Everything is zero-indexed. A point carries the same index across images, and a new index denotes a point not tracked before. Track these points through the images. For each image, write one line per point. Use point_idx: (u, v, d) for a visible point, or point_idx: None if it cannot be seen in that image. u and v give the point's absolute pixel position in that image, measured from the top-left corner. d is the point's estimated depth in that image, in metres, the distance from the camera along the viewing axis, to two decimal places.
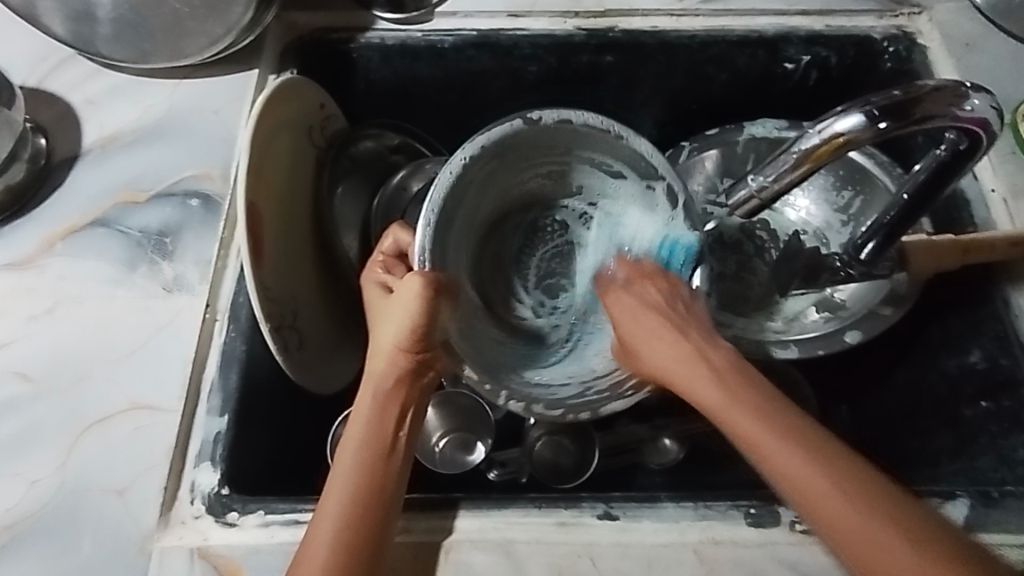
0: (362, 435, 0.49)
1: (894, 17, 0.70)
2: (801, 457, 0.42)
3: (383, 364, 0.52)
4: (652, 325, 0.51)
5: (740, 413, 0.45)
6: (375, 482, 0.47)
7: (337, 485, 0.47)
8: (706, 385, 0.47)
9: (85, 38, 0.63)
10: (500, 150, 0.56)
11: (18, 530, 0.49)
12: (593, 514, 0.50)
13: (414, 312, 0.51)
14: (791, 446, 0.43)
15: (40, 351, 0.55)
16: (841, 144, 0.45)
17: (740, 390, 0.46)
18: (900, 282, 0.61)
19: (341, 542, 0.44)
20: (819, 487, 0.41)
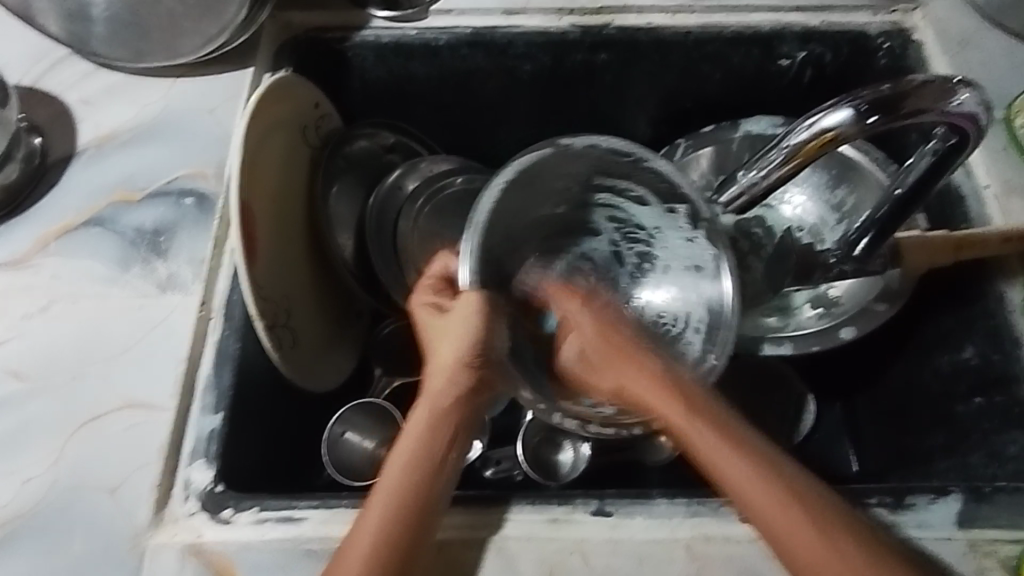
0: (408, 451, 0.49)
1: (889, 13, 0.70)
2: (750, 477, 0.46)
3: (443, 381, 0.53)
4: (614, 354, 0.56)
5: (697, 435, 0.49)
6: (421, 494, 0.47)
7: (378, 496, 0.47)
8: (692, 422, 0.50)
9: (80, 38, 0.63)
10: (528, 177, 0.58)
11: (12, 527, 0.49)
12: (586, 511, 0.50)
13: (478, 331, 0.54)
14: (744, 464, 0.47)
15: (35, 349, 0.55)
16: (830, 139, 0.45)
17: (709, 414, 0.50)
18: (891, 278, 0.61)
19: (375, 551, 0.44)
20: (763, 502, 0.45)
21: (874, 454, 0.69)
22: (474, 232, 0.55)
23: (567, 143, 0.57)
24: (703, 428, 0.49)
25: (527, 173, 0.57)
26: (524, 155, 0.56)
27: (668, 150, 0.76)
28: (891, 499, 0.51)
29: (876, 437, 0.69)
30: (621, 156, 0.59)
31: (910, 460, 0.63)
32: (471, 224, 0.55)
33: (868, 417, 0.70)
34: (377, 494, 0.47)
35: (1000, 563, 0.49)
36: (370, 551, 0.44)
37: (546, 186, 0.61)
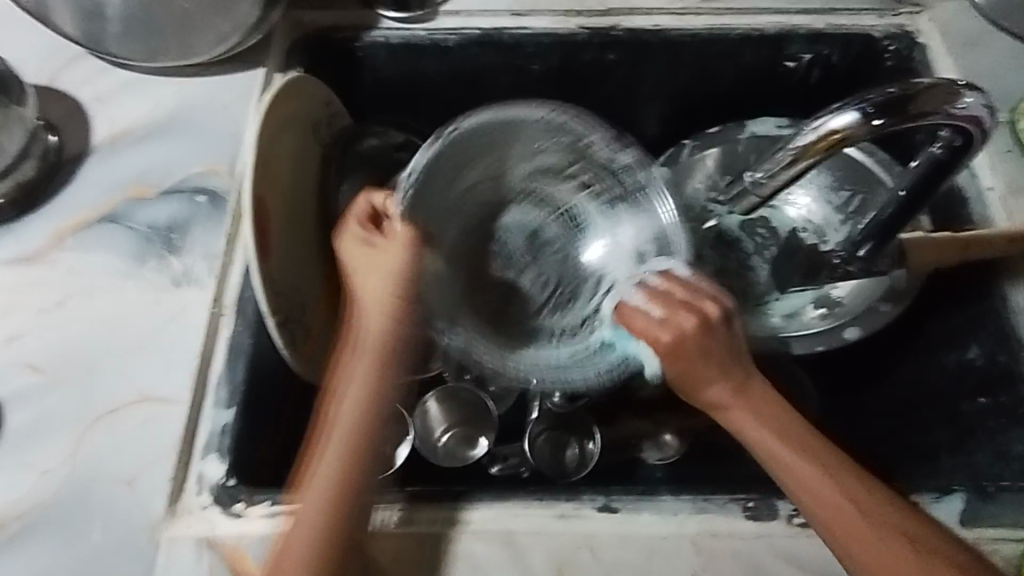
0: (359, 387, 0.50)
1: (895, 16, 0.70)
2: (812, 469, 0.47)
3: (378, 315, 0.52)
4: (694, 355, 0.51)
5: (763, 426, 0.49)
6: (371, 427, 0.49)
7: (332, 445, 0.48)
8: (748, 419, 0.49)
9: (95, 37, 0.64)
10: (461, 147, 0.62)
11: (29, 518, 0.50)
12: (592, 506, 0.51)
13: (404, 268, 0.53)
14: (796, 450, 0.48)
15: (51, 344, 0.56)
16: (838, 140, 0.45)
17: (754, 401, 0.50)
18: (897, 279, 0.62)
19: (331, 507, 0.46)
20: (824, 501, 0.46)
21: None
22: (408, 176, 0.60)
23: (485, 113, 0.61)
24: (750, 415, 0.49)
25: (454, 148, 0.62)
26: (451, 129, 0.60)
27: (672, 151, 0.77)
28: None
29: None
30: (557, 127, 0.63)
31: None
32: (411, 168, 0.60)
33: None
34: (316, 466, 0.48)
35: (1004, 561, 0.50)
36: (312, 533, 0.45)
37: (476, 159, 0.65)
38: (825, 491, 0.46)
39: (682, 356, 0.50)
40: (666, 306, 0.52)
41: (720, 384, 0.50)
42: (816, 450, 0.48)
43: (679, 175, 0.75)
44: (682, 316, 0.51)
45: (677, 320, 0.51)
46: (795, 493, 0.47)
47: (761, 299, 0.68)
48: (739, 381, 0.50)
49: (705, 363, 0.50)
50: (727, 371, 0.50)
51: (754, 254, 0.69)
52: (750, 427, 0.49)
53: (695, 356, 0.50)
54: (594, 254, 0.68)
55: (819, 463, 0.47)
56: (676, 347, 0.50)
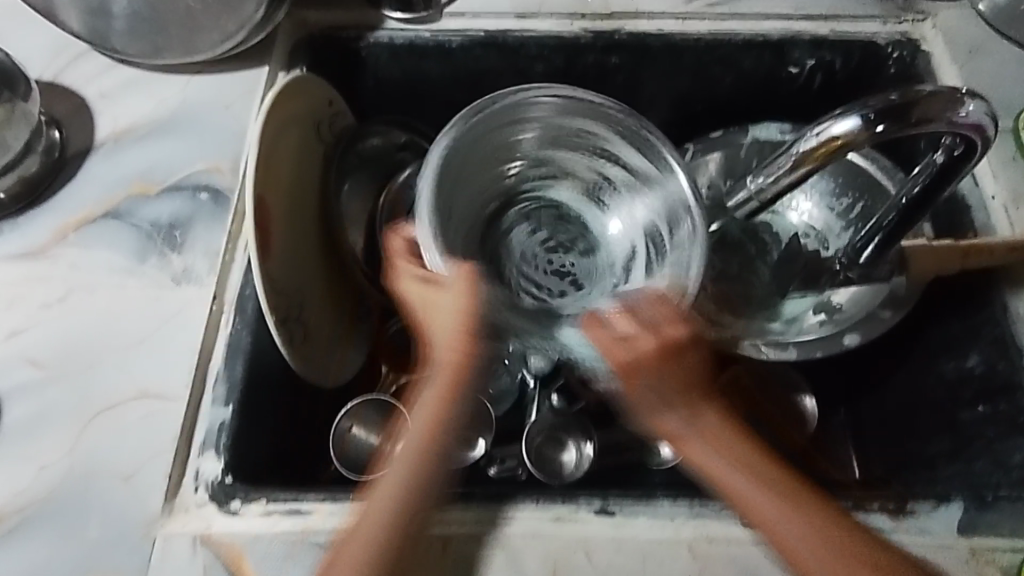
0: (425, 426, 0.52)
1: (899, 22, 0.70)
2: (755, 477, 0.49)
3: (446, 344, 0.53)
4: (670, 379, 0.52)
5: (697, 444, 0.51)
6: (429, 459, 0.51)
7: (387, 483, 0.49)
8: (691, 428, 0.51)
9: (100, 34, 0.64)
10: (470, 140, 0.61)
11: (27, 513, 0.50)
12: (589, 510, 0.51)
13: (471, 305, 0.53)
14: (745, 465, 0.50)
15: (52, 339, 0.56)
16: (838, 146, 0.45)
17: (714, 432, 0.51)
18: (899, 285, 0.61)
19: (385, 542, 0.47)
20: (766, 502, 0.48)
21: (876, 461, 0.70)
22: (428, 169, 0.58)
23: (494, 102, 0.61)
24: (702, 440, 0.51)
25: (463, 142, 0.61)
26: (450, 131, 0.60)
27: (674, 154, 0.77)
28: (893, 504, 0.51)
29: (880, 443, 0.69)
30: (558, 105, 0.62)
31: (913, 466, 0.64)
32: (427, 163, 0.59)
33: (872, 424, 0.71)
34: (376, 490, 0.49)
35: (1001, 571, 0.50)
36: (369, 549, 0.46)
37: (496, 142, 0.64)
38: (767, 508, 0.48)
39: (646, 357, 0.51)
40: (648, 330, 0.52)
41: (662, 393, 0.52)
42: (778, 479, 0.49)
43: None
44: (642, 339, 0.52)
45: (638, 337, 0.52)
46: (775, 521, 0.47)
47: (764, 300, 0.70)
48: (678, 391, 0.52)
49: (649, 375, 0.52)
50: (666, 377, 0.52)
51: (758, 258, 0.72)
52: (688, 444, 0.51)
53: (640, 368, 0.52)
54: (614, 227, 0.69)
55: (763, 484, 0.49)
56: (656, 357, 0.51)
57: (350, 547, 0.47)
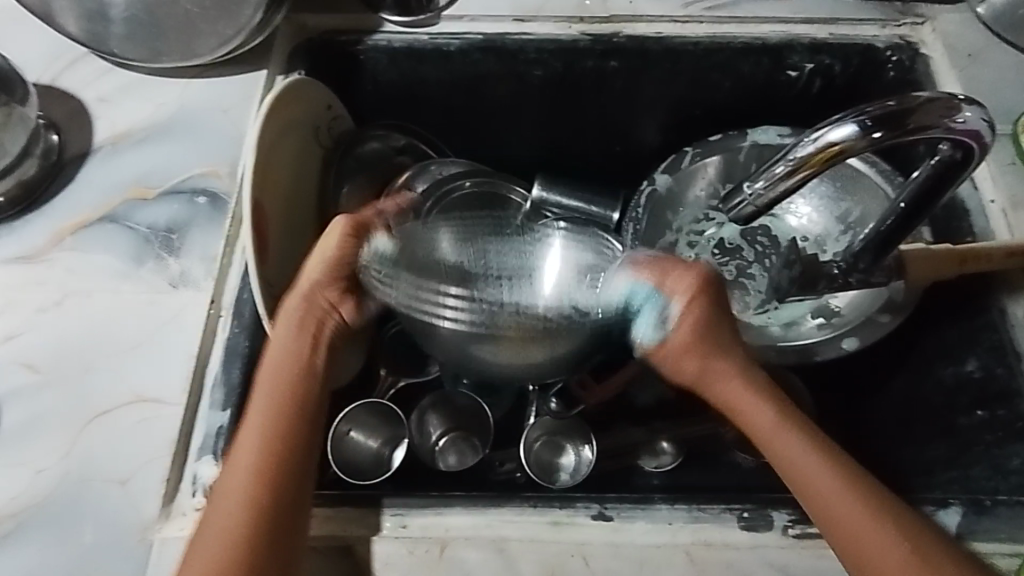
0: (277, 375, 0.51)
1: (897, 27, 0.70)
2: (828, 469, 0.47)
3: (301, 303, 0.53)
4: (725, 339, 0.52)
5: (784, 437, 0.49)
6: (293, 405, 0.50)
7: (251, 429, 0.48)
8: (766, 418, 0.50)
9: (98, 37, 0.64)
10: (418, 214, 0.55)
11: (23, 517, 0.50)
12: (587, 514, 0.51)
13: (341, 257, 0.54)
14: (816, 456, 0.48)
15: (48, 343, 0.56)
16: (836, 153, 0.44)
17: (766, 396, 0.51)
18: (896, 290, 0.62)
19: (257, 479, 0.46)
20: (846, 508, 0.46)
21: None
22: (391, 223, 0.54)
23: None
24: (765, 404, 0.51)
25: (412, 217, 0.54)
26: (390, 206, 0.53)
27: (672, 158, 0.77)
28: None
29: None
30: None
31: None
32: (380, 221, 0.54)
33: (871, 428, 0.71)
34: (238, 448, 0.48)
35: None
36: (236, 525, 0.44)
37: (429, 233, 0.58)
38: (825, 484, 0.47)
39: (689, 343, 0.52)
40: (688, 296, 0.52)
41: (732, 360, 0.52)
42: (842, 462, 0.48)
43: (680, 183, 0.77)
44: (682, 286, 0.53)
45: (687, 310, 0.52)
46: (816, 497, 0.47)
47: (760, 306, 0.69)
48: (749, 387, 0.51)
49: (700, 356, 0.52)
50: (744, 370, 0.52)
51: (753, 262, 0.72)
52: (767, 437, 0.50)
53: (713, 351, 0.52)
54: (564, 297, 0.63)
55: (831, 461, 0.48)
56: (704, 323, 0.52)
57: (212, 528, 0.45)
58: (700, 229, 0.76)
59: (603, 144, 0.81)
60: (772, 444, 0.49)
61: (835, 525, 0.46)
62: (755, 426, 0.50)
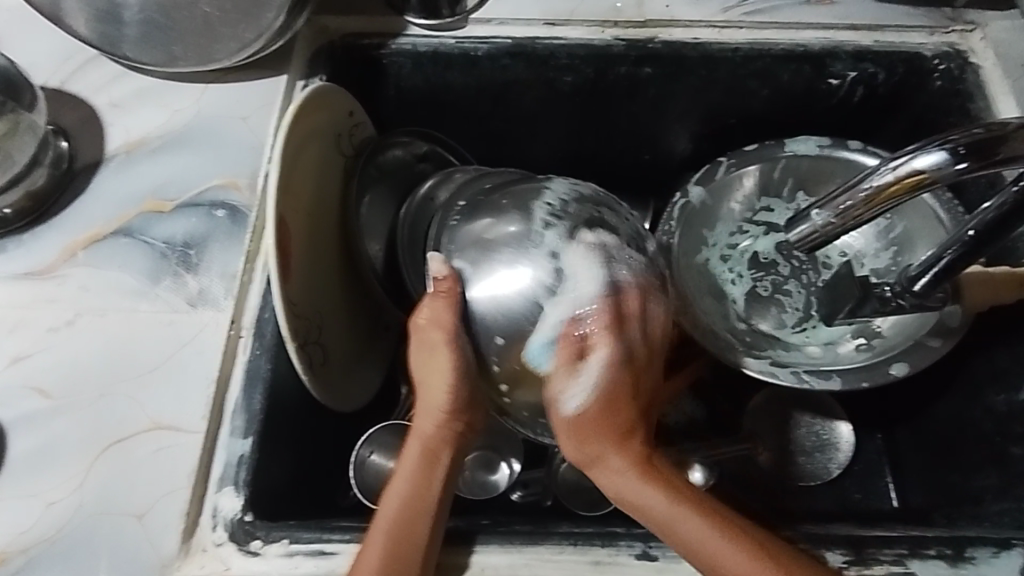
0: (405, 490, 0.50)
1: (946, 34, 0.67)
2: (711, 537, 0.46)
3: (432, 422, 0.53)
4: (615, 437, 0.50)
5: (669, 521, 0.47)
6: (420, 510, 0.48)
7: (379, 527, 0.47)
8: (649, 492, 0.49)
9: (110, 39, 0.61)
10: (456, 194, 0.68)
11: (35, 553, 0.47)
12: (630, 554, 0.48)
13: (461, 362, 0.52)
14: (704, 527, 0.47)
15: (60, 366, 0.53)
16: (918, 182, 0.41)
17: (659, 500, 0.48)
18: (951, 314, 0.58)
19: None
20: (740, 567, 0.45)
21: (916, 490, 0.67)
22: (442, 188, 0.71)
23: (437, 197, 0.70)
24: (646, 482, 0.49)
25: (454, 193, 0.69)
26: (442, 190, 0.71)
27: (706, 169, 0.73)
28: (951, 551, 0.48)
29: (922, 473, 0.67)
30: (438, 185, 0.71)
31: (956, 501, 0.61)
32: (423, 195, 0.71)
33: (911, 452, 0.69)
34: (371, 540, 0.46)
35: None
36: None
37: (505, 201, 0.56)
38: (728, 554, 0.46)
39: (594, 441, 0.50)
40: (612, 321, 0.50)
41: (621, 463, 0.50)
42: (741, 537, 0.47)
43: (715, 196, 0.72)
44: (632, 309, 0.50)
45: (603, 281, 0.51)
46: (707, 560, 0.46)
47: (799, 324, 0.68)
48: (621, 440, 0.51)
49: (594, 436, 0.50)
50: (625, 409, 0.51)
51: (789, 279, 0.71)
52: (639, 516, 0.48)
53: (614, 421, 0.50)
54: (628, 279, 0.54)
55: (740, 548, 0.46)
56: (608, 408, 0.50)
57: None
58: (734, 242, 0.73)
59: (631, 153, 0.78)
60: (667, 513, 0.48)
61: (717, 572, 0.45)
62: (609, 488, 0.50)
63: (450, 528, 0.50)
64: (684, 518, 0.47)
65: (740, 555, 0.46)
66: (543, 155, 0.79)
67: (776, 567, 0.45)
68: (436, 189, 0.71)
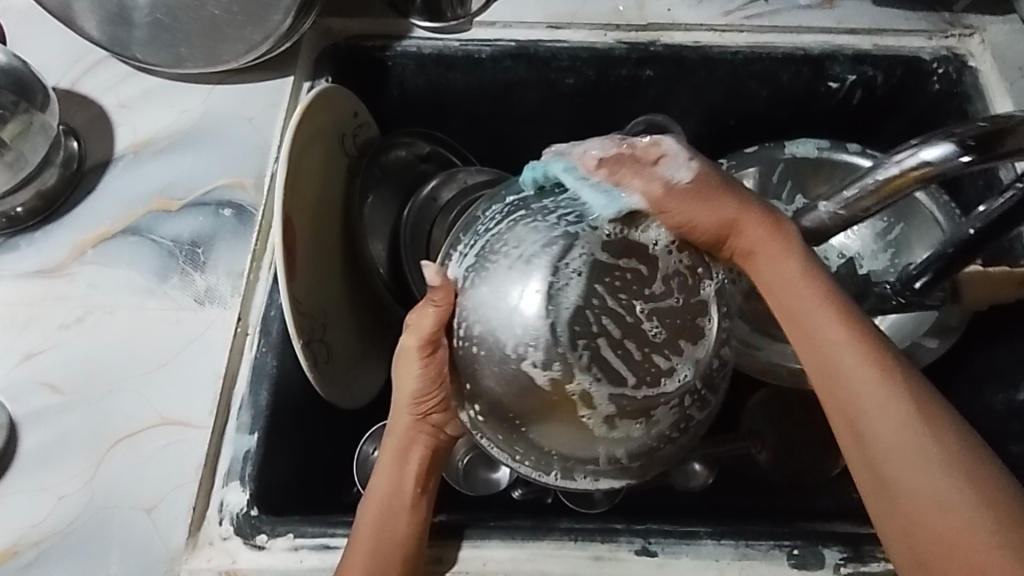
0: (383, 492, 0.49)
1: (944, 37, 0.68)
2: (892, 401, 0.40)
3: (405, 427, 0.50)
4: (792, 276, 0.45)
5: (869, 383, 0.41)
6: (400, 509, 0.48)
7: (362, 530, 0.47)
8: (824, 320, 0.43)
9: (119, 41, 0.62)
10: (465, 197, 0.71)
11: (46, 545, 0.48)
12: (630, 549, 0.49)
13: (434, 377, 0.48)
14: (868, 368, 0.41)
15: (70, 362, 0.54)
16: (923, 174, 0.42)
17: (838, 332, 0.43)
18: (947, 314, 0.60)
19: None
20: (900, 432, 0.40)
21: None
22: (450, 188, 0.72)
23: (440, 198, 0.72)
24: (834, 321, 0.43)
25: (461, 195, 0.71)
26: (449, 190, 0.72)
27: None
28: None
29: None
30: (445, 185, 0.72)
31: None
32: (429, 194, 0.72)
33: None
34: (355, 542, 0.47)
35: None
36: None
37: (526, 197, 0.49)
38: (891, 415, 0.40)
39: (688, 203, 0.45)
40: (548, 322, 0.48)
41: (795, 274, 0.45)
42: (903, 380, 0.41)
43: None
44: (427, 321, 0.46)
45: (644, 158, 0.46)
46: (870, 448, 0.40)
47: None
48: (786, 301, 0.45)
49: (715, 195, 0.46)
50: (828, 297, 0.44)
51: None
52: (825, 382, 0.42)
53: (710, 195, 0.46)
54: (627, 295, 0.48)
55: (917, 406, 0.40)
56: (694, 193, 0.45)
57: None
58: None
59: None
60: (800, 314, 0.44)
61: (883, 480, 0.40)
62: (763, 277, 0.46)
63: (452, 523, 0.51)
64: (841, 339, 0.42)
65: (925, 416, 0.40)
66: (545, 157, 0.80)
67: (932, 441, 0.39)
68: (443, 190, 0.73)
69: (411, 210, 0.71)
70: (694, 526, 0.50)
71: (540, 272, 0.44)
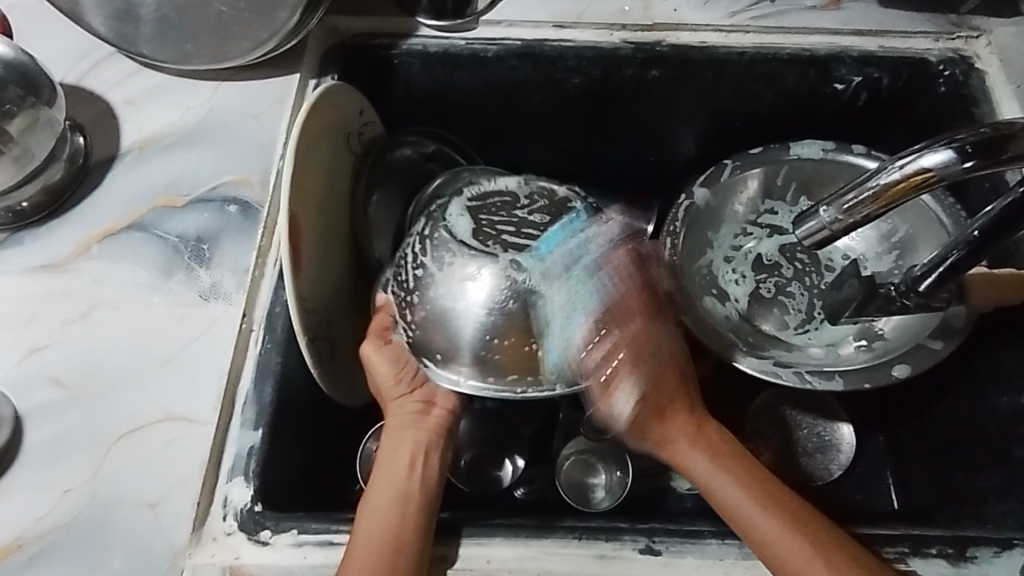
0: (389, 484, 0.51)
1: (951, 40, 0.68)
2: (750, 487, 0.50)
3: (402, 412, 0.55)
4: (692, 427, 0.54)
5: (764, 528, 0.47)
6: (406, 501, 0.49)
7: (365, 529, 0.47)
8: (672, 423, 0.54)
9: (126, 37, 0.62)
10: None
11: (49, 539, 0.48)
12: (634, 548, 0.48)
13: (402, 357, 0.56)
14: (732, 468, 0.51)
15: (74, 357, 0.54)
16: (924, 181, 0.41)
17: (710, 464, 0.52)
18: (954, 316, 0.59)
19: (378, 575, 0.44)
20: (768, 527, 0.47)
21: (919, 492, 0.67)
22: None
23: None
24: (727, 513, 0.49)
25: None
26: None
27: (711, 170, 0.73)
28: (952, 549, 0.49)
29: (924, 474, 0.67)
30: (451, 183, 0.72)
31: (960, 502, 0.61)
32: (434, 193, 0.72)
33: (914, 453, 0.69)
34: (357, 541, 0.47)
35: None
36: None
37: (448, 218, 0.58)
38: (754, 510, 0.48)
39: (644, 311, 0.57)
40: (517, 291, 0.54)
41: (701, 457, 0.52)
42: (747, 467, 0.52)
43: (720, 198, 0.73)
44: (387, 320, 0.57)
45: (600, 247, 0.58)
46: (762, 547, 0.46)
47: (802, 325, 0.69)
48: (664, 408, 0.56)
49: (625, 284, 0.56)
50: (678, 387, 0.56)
51: (792, 280, 0.72)
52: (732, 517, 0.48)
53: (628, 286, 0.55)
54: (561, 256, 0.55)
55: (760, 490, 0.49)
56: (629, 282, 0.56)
57: None
58: (737, 244, 0.74)
59: (637, 155, 0.79)
60: (665, 436, 0.54)
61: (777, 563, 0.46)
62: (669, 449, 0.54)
63: (456, 521, 0.51)
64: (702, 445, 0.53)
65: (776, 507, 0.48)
66: (549, 157, 0.80)
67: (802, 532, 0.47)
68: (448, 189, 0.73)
69: (415, 208, 0.71)
70: (698, 526, 0.50)
71: (492, 253, 0.54)
